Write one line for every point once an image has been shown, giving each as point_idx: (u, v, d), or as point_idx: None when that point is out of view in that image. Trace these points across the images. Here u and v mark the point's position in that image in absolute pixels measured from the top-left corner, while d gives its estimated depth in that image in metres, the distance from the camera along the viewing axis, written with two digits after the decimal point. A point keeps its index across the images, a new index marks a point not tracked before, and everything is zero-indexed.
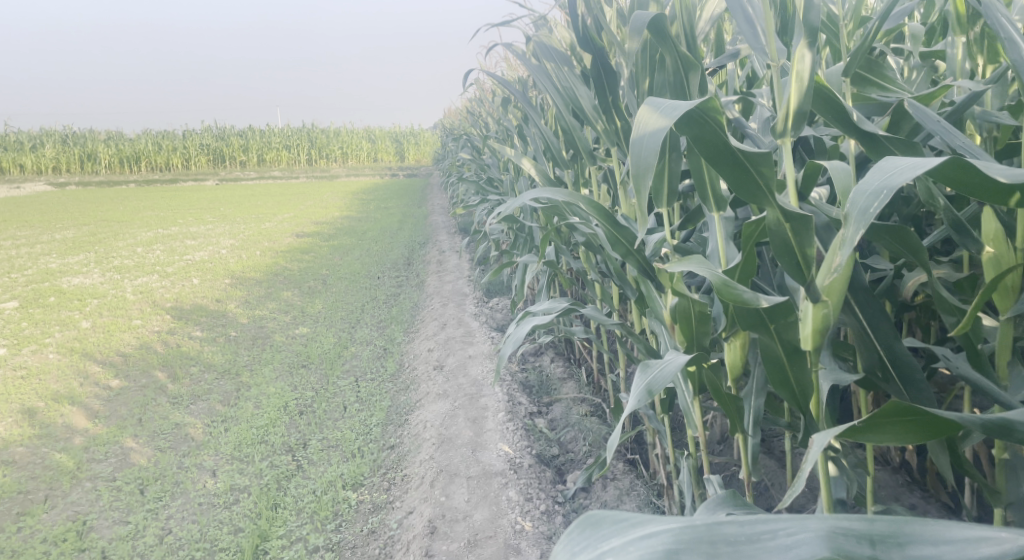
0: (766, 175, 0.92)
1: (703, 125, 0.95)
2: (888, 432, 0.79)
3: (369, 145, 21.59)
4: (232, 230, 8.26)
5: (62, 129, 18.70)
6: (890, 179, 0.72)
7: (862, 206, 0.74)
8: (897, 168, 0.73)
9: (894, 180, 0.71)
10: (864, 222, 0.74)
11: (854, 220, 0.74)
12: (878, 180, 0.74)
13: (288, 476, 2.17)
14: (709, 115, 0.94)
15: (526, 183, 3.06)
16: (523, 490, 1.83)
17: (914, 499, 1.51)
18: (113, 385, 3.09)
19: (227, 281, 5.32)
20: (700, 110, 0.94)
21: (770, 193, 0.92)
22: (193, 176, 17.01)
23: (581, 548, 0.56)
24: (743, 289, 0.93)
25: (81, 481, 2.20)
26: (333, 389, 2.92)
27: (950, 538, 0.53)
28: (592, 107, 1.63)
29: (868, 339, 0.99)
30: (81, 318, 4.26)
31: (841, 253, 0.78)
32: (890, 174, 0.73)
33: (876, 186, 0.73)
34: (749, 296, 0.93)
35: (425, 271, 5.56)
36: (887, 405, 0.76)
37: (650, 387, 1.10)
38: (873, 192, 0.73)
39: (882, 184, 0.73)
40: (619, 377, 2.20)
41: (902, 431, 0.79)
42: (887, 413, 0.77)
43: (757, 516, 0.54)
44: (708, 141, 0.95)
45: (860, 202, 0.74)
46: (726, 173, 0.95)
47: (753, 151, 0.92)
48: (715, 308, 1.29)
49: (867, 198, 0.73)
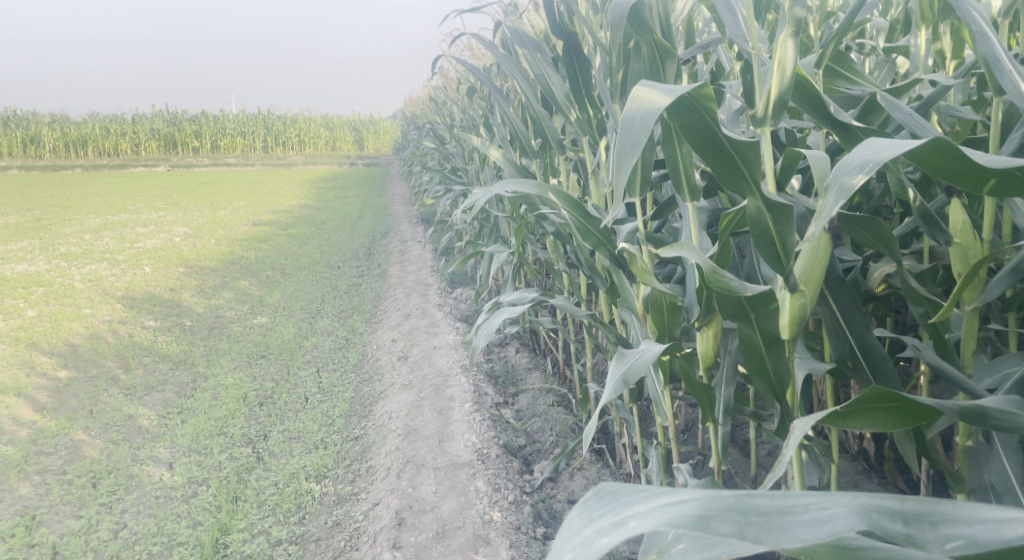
0: (752, 165, 0.93)
1: (693, 115, 0.94)
2: (868, 418, 0.81)
3: (328, 133, 21.21)
4: (185, 217, 8.01)
5: (4, 110, 17.87)
6: (874, 154, 0.73)
7: (844, 179, 0.75)
8: (881, 145, 0.74)
9: (879, 155, 0.73)
10: (842, 194, 0.75)
11: (834, 192, 0.76)
12: (861, 155, 0.75)
13: (249, 468, 2.12)
14: (702, 104, 0.93)
15: (493, 173, 3.05)
16: (491, 481, 1.82)
17: (872, 487, 1.55)
18: (61, 376, 2.96)
19: (182, 270, 5.16)
20: (694, 98, 0.93)
21: (755, 185, 0.92)
22: (143, 162, 16.45)
23: (603, 515, 0.54)
24: (732, 277, 0.93)
25: (29, 474, 2.10)
26: (294, 380, 2.86)
27: (982, 517, 0.54)
28: (564, 95, 1.62)
29: (840, 330, 1.01)
30: (26, 307, 4.08)
31: (815, 226, 0.80)
32: (874, 150, 0.74)
33: (859, 160, 0.74)
34: (735, 285, 0.93)
35: (387, 262, 5.49)
36: (868, 392, 0.78)
37: (625, 377, 1.12)
38: (856, 166, 0.74)
39: (866, 158, 0.74)
40: (586, 367, 2.21)
41: (880, 418, 0.81)
42: (867, 400, 0.79)
43: (791, 490, 0.54)
44: (697, 129, 0.95)
45: (842, 176, 0.75)
46: (713, 163, 0.95)
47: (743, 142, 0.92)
48: (691, 285, 1.27)
49: (851, 173, 0.75)
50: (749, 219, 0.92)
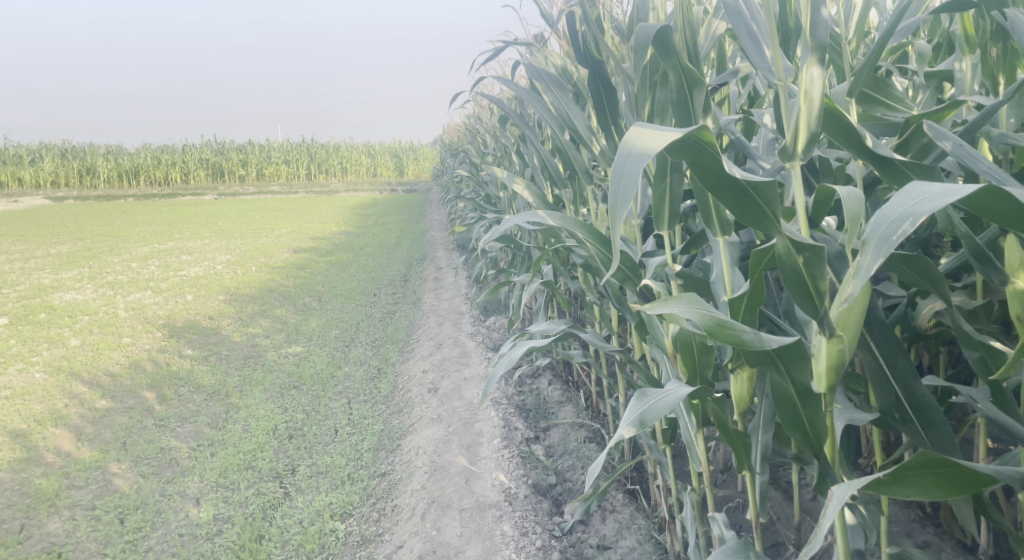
0: (772, 204, 0.87)
1: (700, 153, 0.89)
2: (915, 485, 0.75)
3: (369, 161, 21.59)
4: (229, 245, 8.20)
5: (63, 142, 18.75)
6: (917, 204, 0.69)
7: (884, 232, 0.71)
8: (924, 192, 0.70)
9: (921, 207, 0.68)
10: (883, 248, 0.71)
11: (874, 247, 0.72)
12: (902, 205, 0.71)
13: (274, 504, 2.09)
14: (705, 142, 0.87)
15: (524, 202, 3.02)
16: (518, 523, 1.75)
17: (926, 537, 1.43)
18: (98, 406, 3.01)
19: (222, 298, 5.25)
20: (696, 136, 0.87)
21: (777, 221, 0.87)
22: (192, 191, 16.99)
23: None
24: (746, 332, 0.88)
25: (59, 509, 2.12)
26: (324, 411, 2.84)
27: None
28: (586, 128, 1.57)
29: (885, 379, 0.92)
30: (70, 335, 4.19)
31: (854, 283, 0.76)
32: (916, 199, 0.70)
33: (901, 212, 0.70)
34: (750, 338, 0.88)
35: (422, 289, 5.48)
36: (916, 457, 0.73)
37: (644, 416, 1.06)
38: (898, 218, 0.70)
39: (907, 210, 0.70)
40: (619, 404, 2.12)
41: (932, 487, 0.75)
42: (915, 465, 0.74)
43: None
44: (707, 166, 0.90)
45: (882, 229, 0.71)
46: (729, 203, 0.90)
47: (759, 179, 0.86)
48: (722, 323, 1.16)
49: (892, 224, 0.71)
50: (778, 256, 0.87)
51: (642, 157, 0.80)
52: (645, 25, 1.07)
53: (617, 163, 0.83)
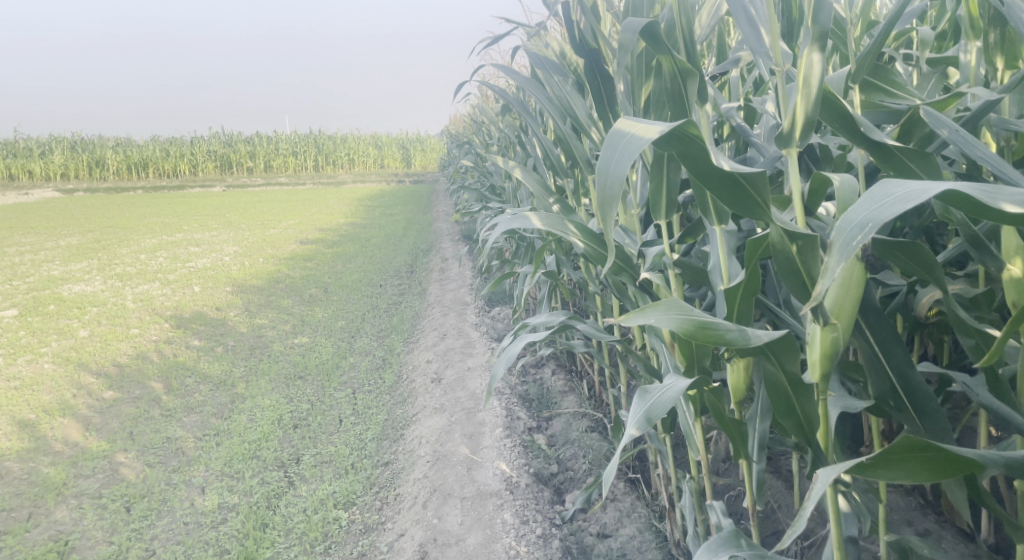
0: (763, 193, 0.87)
1: (689, 142, 0.88)
2: (899, 469, 0.74)
3: (376, 152, 21.58)
4: (236, 236, 8.23)
5: (72, 135, 18.84)
6: (879, 209, 0.68)
7: (846, 236, 0.71)
8: (888, 195, 0.69)
9: (882, 213, 0.67)
10: (845, 255, 0.71)
11: (834, 251, 0.71)
12: (867, 208, 0.70)
13: (278, 493, 2.11)
14: (692, 134, 0.87)
15: (526, 193, 3.01)
16: (519, 512, 1.76)
17: (927, 525, 1.42)
18: (106, 396, 3.04)
19: (229, 289, 5.28)
20: (682, 129, 0.86)
21: (768, 211, 0.87)
22: (200, 183, 17.04)
23: None
24: (729, 329, 0.89)
25: (66, 498, 2.15)
26: (329, 401, 2.86)
27: None
28: (586, 116, 1.56)
29: (879, 366, 0.91)
30: (79, 327, 4.23)
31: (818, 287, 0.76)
32: (879, 202, 0.69)
33: (865, 216, 0.70)
34: (733, 335, 0.89)
35: (427, 279, 5.49)
36: (900, 440, 0.72)
37: (648, 414, 1.06)
38: (860, 223, 0.70)
39: (870, 215, 0.69)
40: (620, 393, 2.12)
41: (916, 471, 0.74)
42: (900, 449, 0.73)
43: None
44: (696, 158, 0.89)
45: (844, 233, 0.71)
46: (720, 192, 0.90)
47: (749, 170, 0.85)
48: (720, 314, 1.14)
49: (854, 229, 0.70)
50: (771, 246, 0.86)
51: (630, 151, 0.81)
52: (631, 21, 1.04)
53: (604, 158, 0.84)
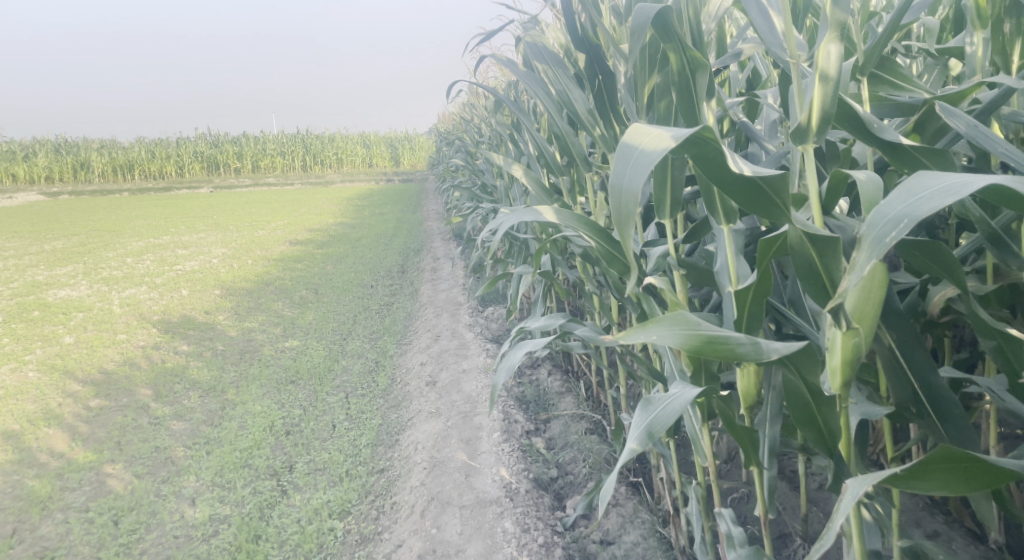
0: (785, 193, 0.82)
1: (707, 139, 0.83)
2: (935, 480, 0.71)
3: (364, 151, 21.43)
4: (224, 239, 8.12)
5: (56, 137, 18.59)
6: (914, 205, 0.68)
7: (879, 232, 0.70)
8: (925, 190, 0.68)
9: (919, 209, 0.67)
10: (877, 251, 0.70)
11: (867, 246, 0.71)
12: (901, 203, 0.70)
13: (272, 503, 2.06)
14: (706, 138, 0.84)
15: (520, 191, 2.96)
16: (520, 520, 1.72)
17: (936, 525, 1.39)
18: (92, 405, 2.97)
19: (217, 292, 5.20)
20: (698, 135, 0.85)
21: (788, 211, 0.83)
22: (186, 184, 16.86)
23: None
24: (740, 343, 0.86)
25: (52, 512, 2.09)
26: (322, 406, 2.80)
27: None
28: (587, 112, 1.49)
29: (900, 370, 0.88)
30: (64, 333, 4.14)
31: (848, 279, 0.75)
32: (916, 197, 0.68)
33: (898, 211, 0.69)
34: (744, 349, 0.86)
35: (419, 279, 5.43)
36: (938, 451, 0.69)
37: (651, 427, 1.02)
38: (894, 218, 0.69)
39: (904, 211, 0.69)
40: (620, 394, 2.08)
41: (953, 482, 0.71)
42: (936, 459, 0.70)
43: None
44: (714, 162, 0.86)
45: (876, 228, 0.70)
46: (737, 191, 0.86)
47: (769, 171, 0.81)
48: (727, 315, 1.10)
49: (887, 224, 0.70)
50: (790, 249, 0.82)
51: (641, 168, 0.80)
52: (642, 6, 1.00)
53: (617, 172, 0.83)
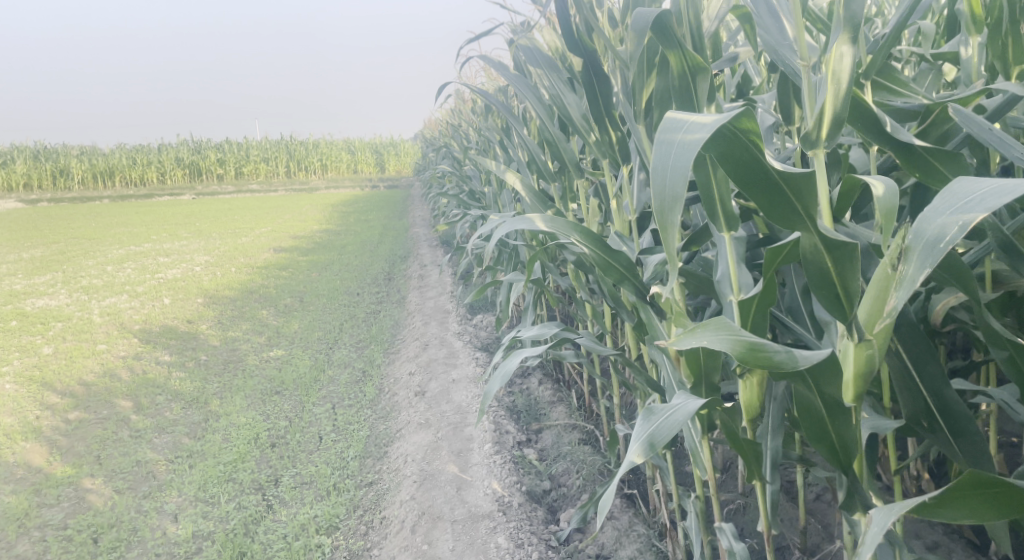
0: (805, 199, 0.80)
1: (730, 141, 0.82)
2: (966, 507, 0.71)
3: (349, 157, 21.33)
4: (207, 246, 8.01)
5: (35, 143, 18.32)
6: (966, 207, 0.66)
7: (931, 238, 0.69)
8: (972, 191, 0.67)
9: (970, 209, 0.65)
10: (931, 258, 0.68)
11: (918, 255, 0.69)
12: (949, 207, 0.68)
13: (257, 518, 2.00)
14: (740, 129, 0.80)
15: (510, 198, 2.94)
16: (513, 535, 1.68)
17: (937, 537, 1.36)
18: (71, 417, 2.89)
19: (200, 301, 5.11)
20: (731, 123, 0.80)
21: (807, 217, 0.80)
22: (168, 191, 16.66)
23: None
24: (776, 349, 0.81)
25: (28, 530, 2.02)
26: (308, 417, 2.74)
27: None
28: (581, 116, 1.49)
29: (912, 385, 0.89)
30: (43, 343, 4.04)
31: (897, 295, 0.73)
32: (964, 199, 0.67)
33: (947, 214, 0.68)
34: (781, 358, 0.81)
35: (406, 287, 5.38)
36: (964, 478, 0.69)
37: (652, 438, 0.99)
38: (945, 222, 0.68)
39: (954, 213, 0.67)
40: (614, 404, 2.04)
41: (982, 509, 0.70)
42: (963, 486, 0.70)
43: None
44: (737, 159, 0.83)
45: (928, 235, 0.69)
46: (755, 196, 0.83)
47: (791, 174, 0.79)
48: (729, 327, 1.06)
49: (938, 230, 0.68)
50: (803, 255, 0.82)
51: (689, 152, 0.74)
52: (644, 10, 1.00)
53: (659, 159, 0.77)
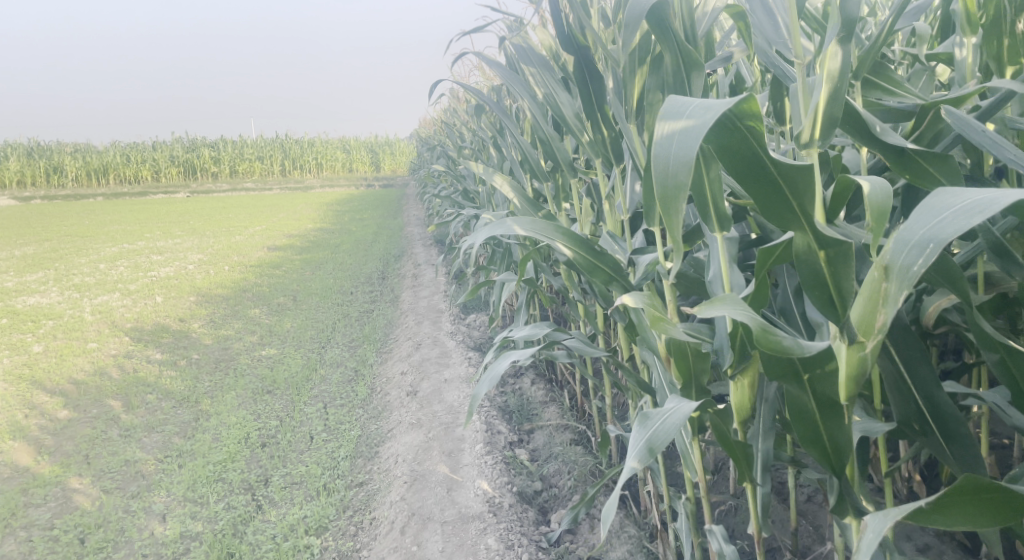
0: (802, 197, 0.79)
1: (728, 131, 0.80)
2: (960, 515, 0.71)
3: (344, 156, 21.29)
4: (200, 244, 7.98)
5: (28, 140, 18.22)
6: (938, 226, 0.65)
7: (904, 260, 0.68)
8: (943, 211, 0.65)
9: (941, 231, 0.64)
10: (906, 282, 0.68)
11: (895, 277, 0.69)
12: (920, 227, 0.67)
13: (245, 519, 1.99)
14: (740, 119, 0.79)
15: (503, 197, 2.93)
16: (503, 536, 1.66)
17: (927, 539, 1.34)
18: (60, 417, 2.86)
19: (193, 299, 5.08)
20: (733, 113, 0.78)
21: (805, 215, 0.80)
22: (162, 189, 16.57)
23: None
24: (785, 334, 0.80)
25: (14, 530, 2.00)
26: (299, 416, 2.73)
27: None
28: (574, 115, 1.48)
29: (904, 387, 0.89)
30: (33, 342, 4.01)
31: (881, 317, 0.73)
32: (937, 219, 0.65)
33: (919, 235, 0.66)
34: (789, 342, 0.80)
35: (400, 286, 5.37)
36: (958, 483, 0.69)
37: (650, 443, 0.98)
38: (916, 244, 0.66)
39: (926, 234, 0.66)
40: (605, 404, 2.03)
41: (976, 515, 0.71)
42: (959, 491, 0.69)
43: None
44: (736, 150, 0.81)
45: (900, 257, 0.68)
46: (753, 191, 0.81)
47: (788, 165, 0.78)
48: (722, 328, 1.06)
49: (909, 251, 0.67)
50: (797, 256, 0.82)
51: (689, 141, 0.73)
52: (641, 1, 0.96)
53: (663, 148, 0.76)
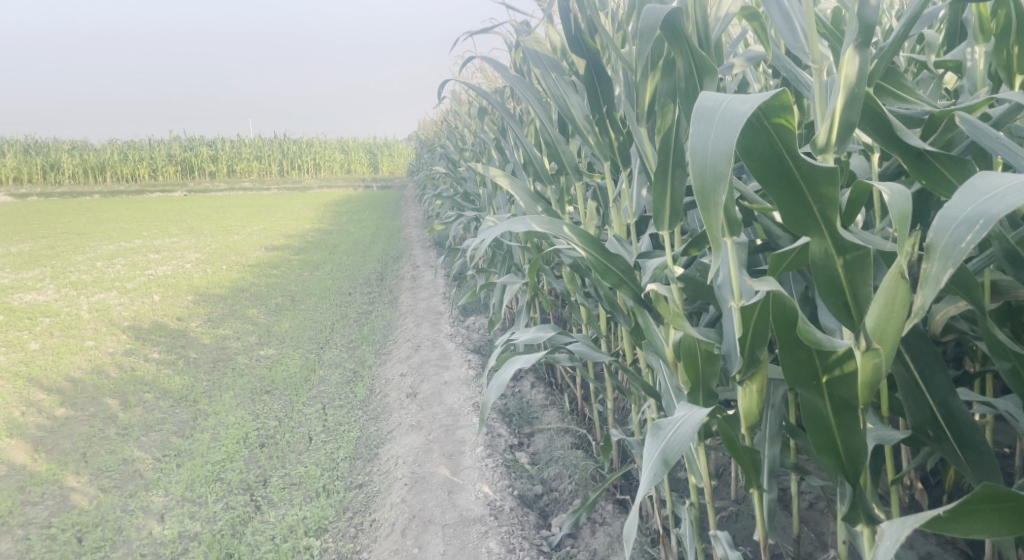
0: (825, 200, 0.79)
1: (758, 132, 0.81)
2: (978, 523, 0.70)
3: (343, 157, 21.27)
4: (198, 243, 7.95)
5: (26, 137, 18.16)
6: (986, 203, 0.65)
7: (952, 237, 0.67)
8: (994, 189, 0.65)
9: (992, 207, 0.64)
10: (953, 259, 0.67)
11: (940, 254, 0.68)
12: (970, 203, 0.66)
13: (244, 519, 1.98)
14: (770, 120, 0.79)
15: (505, 199, 2.93)
16: (504, 540, 1.66)
17: (929, 547, 1.34)
18: (57, 414, 2.85)
19: (190, 298, 5.06)
20: (762, 111, 0.79)
21: (824, 220, 0.80)
22: (159, 187, 16.52)
23: None
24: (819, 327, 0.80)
25: (11, 528, 1.99)
26: (298, 417, 2.72)
27: None
28: (584, 116, 1.47)
29: (919, 394, 0.89)
30: (30, 339, 3.99)
31: (923, 295, 0.72)
32: (986, 197, 0.65)
33: (968, 212, 0.66)
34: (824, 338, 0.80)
35: (398, 288, 5.36)
36: (981, 490, 0.69)
37: (665, 455, 0.97)
38: (967, 220, 0.66)
39: (976, 209, 0.65)
40: (607, 408, 2.03)
41: (995, 524, 0.70)
42: (980, 499, 0.69)
43: None
44: (762, 153, 0.81)
45: (949, 235, 0.67)
46: (774, 193, 0.81)
47: (810, 169, 0.78)
48: (728, 332, 1.06)
49: (958, 228, 0.67)
50: (814, 261, 0.81)
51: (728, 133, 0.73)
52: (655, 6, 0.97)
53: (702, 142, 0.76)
